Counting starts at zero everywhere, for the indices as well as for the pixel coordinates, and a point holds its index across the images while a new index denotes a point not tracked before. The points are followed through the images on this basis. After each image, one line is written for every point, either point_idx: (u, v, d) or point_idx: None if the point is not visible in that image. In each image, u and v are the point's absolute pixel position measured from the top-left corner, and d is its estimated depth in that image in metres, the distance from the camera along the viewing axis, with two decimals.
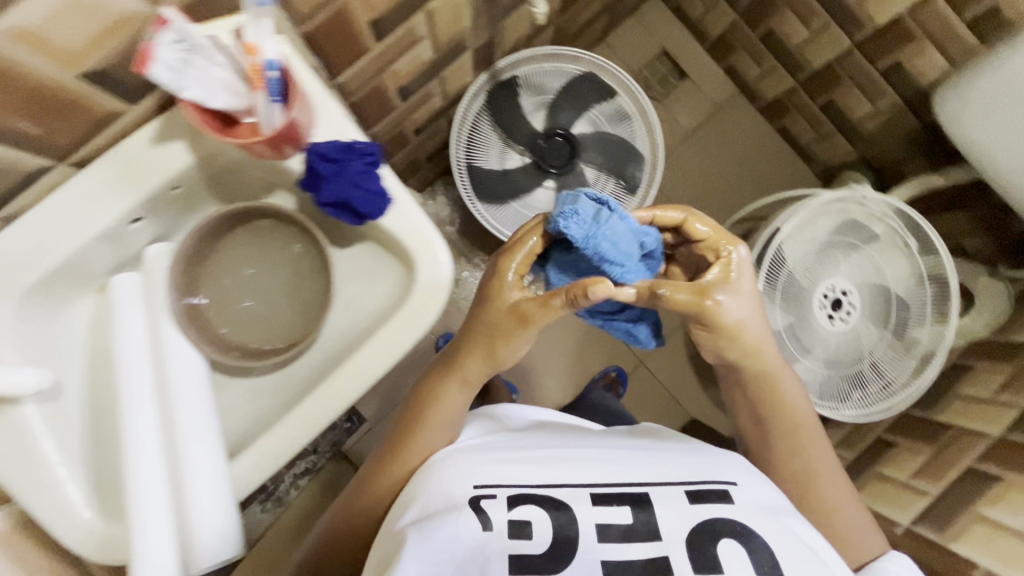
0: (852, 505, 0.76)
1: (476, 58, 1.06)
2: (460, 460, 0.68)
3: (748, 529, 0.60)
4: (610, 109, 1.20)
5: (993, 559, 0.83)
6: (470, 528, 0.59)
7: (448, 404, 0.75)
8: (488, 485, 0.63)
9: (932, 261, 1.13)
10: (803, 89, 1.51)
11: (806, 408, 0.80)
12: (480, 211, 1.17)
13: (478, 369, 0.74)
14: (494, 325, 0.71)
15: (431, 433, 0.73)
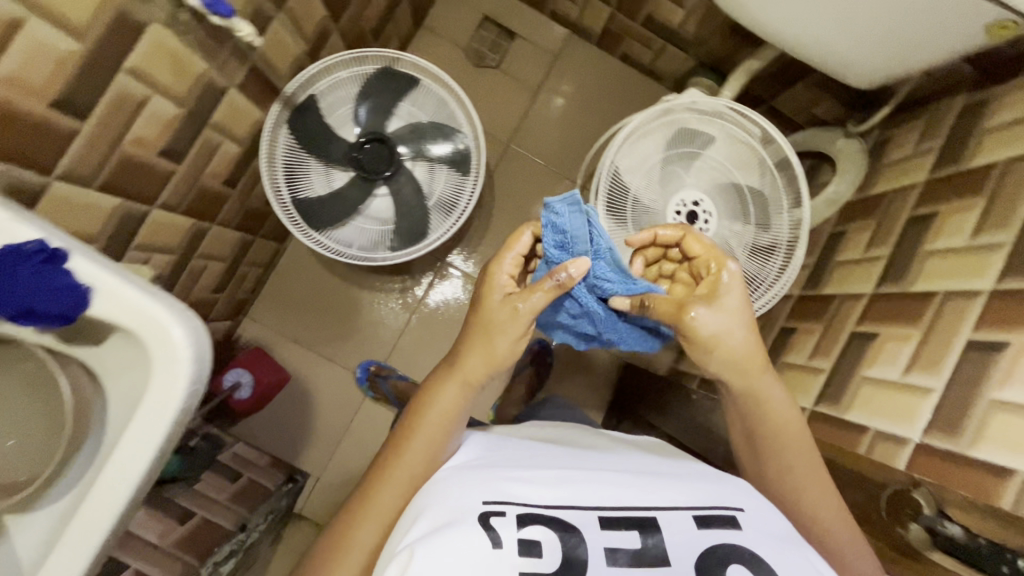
0: (834, 513, 0.72)
1: (252, 94, 1.01)
2: (472, 473, 0.67)
3: (748, 552, 0.62)
4: (420, 99, 1.16)
5: (879, 417, 0.84)
6: (484, 546, 0.58)
7: (448, 402, 0.76)
8: (498, 501, 0.63)
9: (772, 148, 1.12)
10: (620, 14, 1.50)
11: (804, 432, 0.78)
12: (319, 241, 1.12)
13: (483, 363, 0.75)
14: (493, 319, 0.74)
15: (434, 430, 0.74)
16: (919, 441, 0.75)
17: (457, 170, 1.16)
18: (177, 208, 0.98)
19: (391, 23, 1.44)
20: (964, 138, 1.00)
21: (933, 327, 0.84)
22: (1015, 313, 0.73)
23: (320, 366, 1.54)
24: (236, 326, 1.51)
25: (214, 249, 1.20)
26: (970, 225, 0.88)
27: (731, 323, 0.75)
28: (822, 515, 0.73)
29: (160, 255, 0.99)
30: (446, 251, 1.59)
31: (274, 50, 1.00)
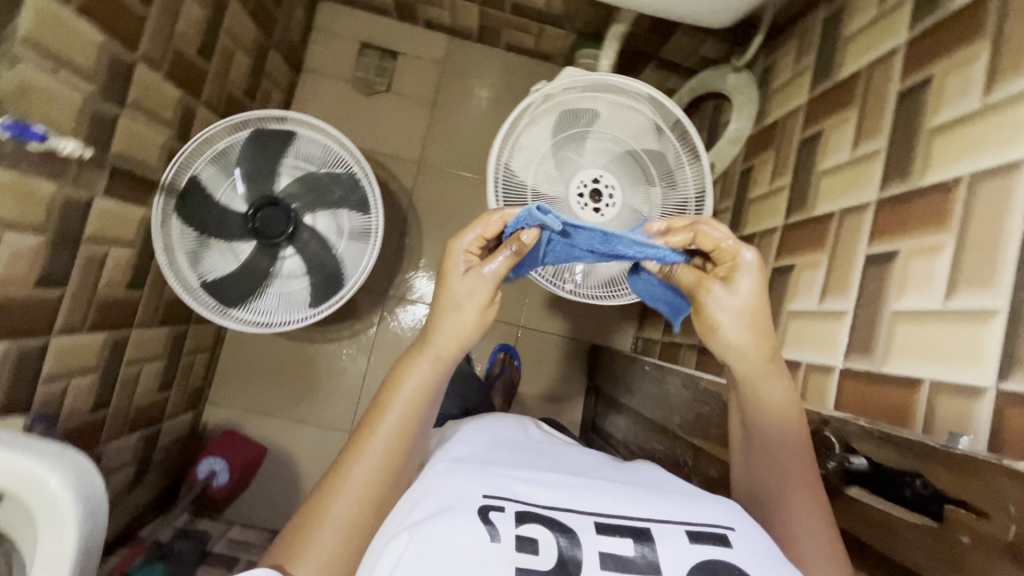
0: (812, 512, 0.58)
1: (124, 195, 0.99)
2: (470, 464, 0.57)
3: (746, 570, 0.48)
4: (301, 151, 1.14)
5: (807, 350, 0.84)
6: (479, 540, 0.47)
7: (424, 377, 0.63)
8: (500, 495, 0.52)
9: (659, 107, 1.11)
10: (488, 8, 1.46)
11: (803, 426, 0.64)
12: (239, 318, 1.10)
13: (455, 334, 0.64)
14: (457, 297, 0.64)
15: (410, 409, 0.62)
16: (841, 366, 0.75)
17: (358, 211, 1.15)
18: (79, 329, 0.96)
19: (264, 78, 1.41)
20: (831, 50, 0.98)
21: (836, 248, 0.83)
22: (899, 220, 0.72)
23: (292, 431, 1.53)
24: (199, 415, 1.50)
25: (143, 352, 1.19)
26: (849, 138, 0.87)
27: (742, 311, 0.64)
28: (796, 520, 0.58)
29: (78, 378, 0.98)
30: (386, 285, 1.58)
31: (133, 145, 0.98)
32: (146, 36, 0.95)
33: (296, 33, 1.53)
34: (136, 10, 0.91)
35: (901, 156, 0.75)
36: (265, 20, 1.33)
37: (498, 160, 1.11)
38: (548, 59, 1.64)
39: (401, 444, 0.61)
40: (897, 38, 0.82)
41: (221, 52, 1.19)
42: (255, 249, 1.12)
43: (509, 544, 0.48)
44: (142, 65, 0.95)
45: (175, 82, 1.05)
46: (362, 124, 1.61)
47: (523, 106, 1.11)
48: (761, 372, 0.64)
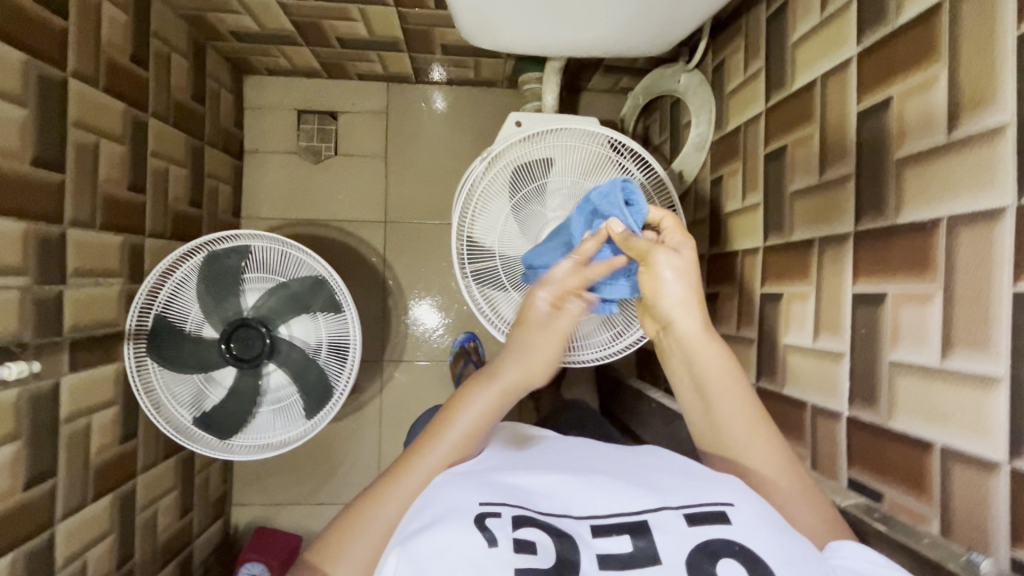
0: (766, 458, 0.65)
1: (92, 361, 0.97)
2: (471, 474, 0.54)
3: (748, 547, 0.46)
4: (256, 264, 1.11)
5: (811, 391, 0.81)
6: (475, 547, 0.44)
7: (486, 405, 0.68)
8: (497, 500, 0.49)
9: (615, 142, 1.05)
10: (417, 54, 1.38)
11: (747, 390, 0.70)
12: (239, 445, 1.09)
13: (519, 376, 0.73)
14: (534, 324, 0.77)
15: (476, 426, 0.65)
16: (848, 415, 0.73)
17: (331, 312, 1.12)
18: (84, 503, 0.96)
19: (207, 178, 1.35)
20: (781, 55, 0.92)
21: (820, 281, 0.79)
22: (881, 260, 0.68)
23: (321, 513, 1.53)
24: (228, 520, 1.51)
25: (155, 489, 1.18)
26: (815, 159, 0.82)
27: (682, 273, 0.71)
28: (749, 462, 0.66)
29: (93, 549, 0.98)
30: (380, 351, 1.56)
31: (85, 311, 0.95)
32: (69, 200, 0.90)
33: (230, 119, 1.46)
34: (50, 180, 0.86)
35: (872, 189, 0.71)
36: (192, 123, 1.27)
37: (460, 233, 1.06)
38: (493, 84, 1.57)
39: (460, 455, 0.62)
40: (846, 50, 0.76)
41: (155, 176, 1.14)
42: (238, 372, 1.10)
43: (507, 549, 0.45)
44: (73, 230, 0.91)
45: (114, 229, 1.01)
46: (318, 194, 1.55)
47: (472, 173, 1.06)
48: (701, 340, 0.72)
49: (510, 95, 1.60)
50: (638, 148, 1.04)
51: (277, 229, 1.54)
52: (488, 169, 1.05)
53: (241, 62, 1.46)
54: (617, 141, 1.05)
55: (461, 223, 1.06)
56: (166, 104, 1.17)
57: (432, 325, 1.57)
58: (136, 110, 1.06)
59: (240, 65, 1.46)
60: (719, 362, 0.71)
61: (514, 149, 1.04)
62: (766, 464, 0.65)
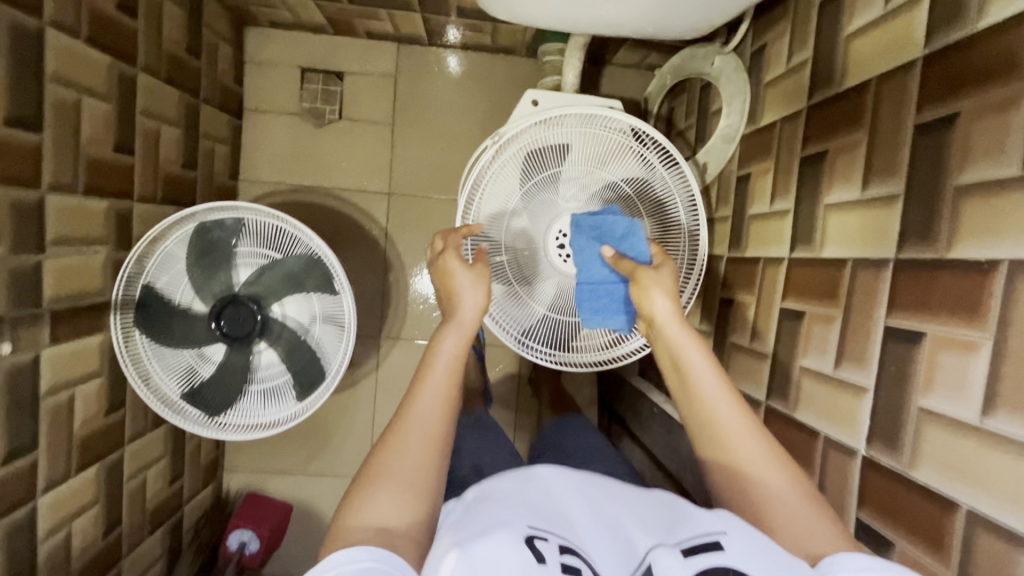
0: (757, 447, 0.66)
1: (75, 332, 0.93)
2: (520, 489, 0.53)
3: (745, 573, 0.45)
4: (250, 238, 1.06)
5: (826, 421, 0.76)
6: (526, 566, 0.43)
7: (458, 341, 0.74)
8: (546, 526, 0.48)
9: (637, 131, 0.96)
10: (431, 15, 1.28)
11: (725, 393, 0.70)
12: (225, 425, 1.06)
13: (473, 306, 0.78)
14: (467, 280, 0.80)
15: (455, 359, 0.72)
16: (864, 455, 0.68)
17: (326, 293, 1.08)
18: (67, 475, 0.94)
19: (203, 138, 1.28)
20: (831, 48, 0.83)
21: (849, 307, 0.73)
22: (924, 296, 0.62)
23: (312, 484, 1.54)
24: (219, 484, 1.52)
25: (145, 457, 1.17)
26: (858, 172, 0.74)
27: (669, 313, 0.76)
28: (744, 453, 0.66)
29: (79, 517, 0.97)
30: (378, 327, 1.51)
31: (68, 279, 0.91)
32: (48, 163, 0.84)
33: (229, 73, 1.37)
34: (25, 141, 0.80)
35: (922, 214, 0.63)
36: (188, 79, 1.19)
37: (466, 219, 0.99)
38: (511, 51, 1.46)
39: (454, 383, 0.70)
40: (912, 50, 0.67)
41: (145, 136, 1.06)
42: (228, 349, 1.07)
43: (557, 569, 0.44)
44: (52, 195, 0.86)
45: (99, 194, 0.95)
46: (320, 160, 1.48)
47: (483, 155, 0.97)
48: (682, 339, 0.74)
49: (528, 65, 1.49)
50: (661, 138, 0.96)
51: (275, 194, 1.48)
52: (497, 152, 0.96)
53: (243, 12, 1.36)
54: (640, 130, 0.97)
55: (467, 210, 0.99)
56: (158, 58, 1.09)
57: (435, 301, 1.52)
58: (123, 63, 0.99)
59: (242, 14, 1.36)
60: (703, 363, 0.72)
61: (527, 132, 0.95)
62: (761, 456, 0.65)
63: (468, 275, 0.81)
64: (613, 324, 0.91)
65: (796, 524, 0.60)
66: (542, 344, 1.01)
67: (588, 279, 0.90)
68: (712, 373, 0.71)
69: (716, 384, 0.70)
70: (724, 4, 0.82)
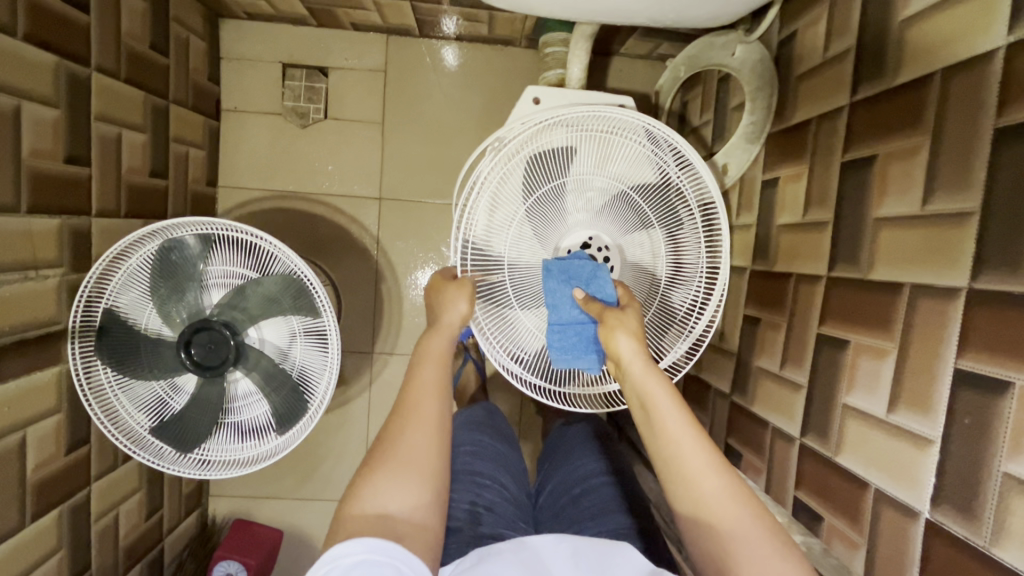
0: (728, 495, 0.57)
1: (22, 369, 0.84)
2: (516, 554, 0.56)
3: None
4: (222, 255, 0.95)
5: (877, 471, 0.66)
6: None
7: (446, 340, 0.77)
8: None
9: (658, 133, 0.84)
10: (422, 4, 1.17)
11: (693, 433, 0.61)
12: (199, 463, 0.97)
13: (460, 313, 0.80)
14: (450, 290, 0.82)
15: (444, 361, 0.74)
16: (927, 517, 0.58)
17: (307, 316, 0.97)
18: (22, 524, 0.85)
19: (175, 143, 1.17)
20: (880, 36, 0.71)
21: (907, 342, 0.62)
22: (1009, 339, 0.51)
23: (304, 509, 1.45)
24: (205, 510, 1.43)
25: (116, 493, 1.08)
26: (917, 183, 0.63)
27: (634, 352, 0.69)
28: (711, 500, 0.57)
29: (39, 568, 0.89)
30: (370, 342, 1.41)
31: (12, 310, 0.81)
32: None
33: (202, 70, 1.26)
34: None
35: (1007, 239, 0.53)
36: (154, 79, 1.08)
37: (460, 230, 0.86)
38: (510, 42, 1.35)
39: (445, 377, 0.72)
40: (992, 39, 0.56)
41: (102, 145, 0.96)
42: (200, 379, 0.96)
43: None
44: None
45: (47, 211, 0.85)
46: (304, 164, 1.37)
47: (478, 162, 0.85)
48: (645, 375, 0.66)
49: (528, 58, 1.38)
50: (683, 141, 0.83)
51: (258, 201, 1.37)
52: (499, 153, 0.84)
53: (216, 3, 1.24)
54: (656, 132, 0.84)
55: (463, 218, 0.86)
56: (116, 58, 0.98)
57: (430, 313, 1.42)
58: (74, 64, 0.88)
59: (215, 6, 1.25)
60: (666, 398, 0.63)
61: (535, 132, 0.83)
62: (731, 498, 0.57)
63: (451, 287, 0.82)
64: (584, 366, 0.83)
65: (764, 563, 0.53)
66: (538, 373, 0.91)
67: (557, 320, 0.83)
68: (675, 408, 0.62)
69: (679, 418, 0.62)
70: None
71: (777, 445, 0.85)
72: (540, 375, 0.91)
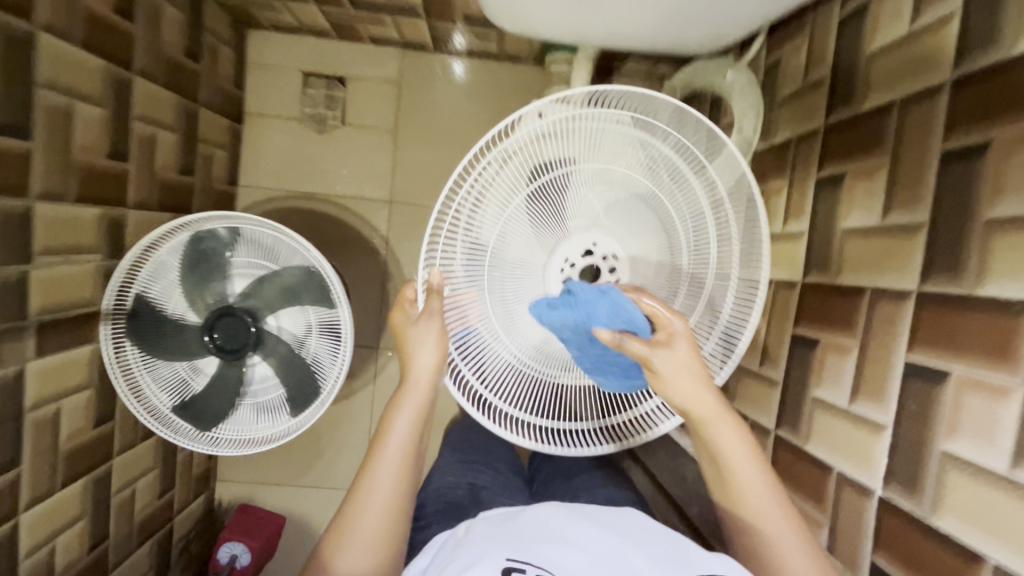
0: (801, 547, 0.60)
1: (66, 343, 0.91)
2: (508, 532, 0.53)
3: None
4: (246, 248, 1.02)
5: (839, 456, 0.73)
6: None
7: (412, 414, 0.72)
8: (525, 557, 0.50)
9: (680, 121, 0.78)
10: (437, 22, 1.26)
11: (762, 484, 0.64)
12: (217, 441, 1.04)
13: (430, 364, 0.75)
14: (415, 340, 0.76)
15: (408, 437, 0.71)
16: (880, 495, 0.65)
17: (323, 307, 1.05)
18: (52, 490, 0.91)
19: (202, 143, 1.25)
20: (851, 67, 0.80)
21: (866, 340, 0.70)
22: (948, 334, 0.59)
23: (305, 496, 1.51)
24: (211, 494, 1.49)
25: (133, 470, 1.14)
26: (878, 199, 0.71)
27: (684, 369, 0.66)
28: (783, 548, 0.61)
29: (64, 532, 0.95)
30: (376, 337, 1.48)
31: (58, 290, 0.88)
32: (38, 172, 0.82)
33: (229, 76, 1.35)
34: (16, 148, 0.78)
35: (949, 247, 0.60)
36: (186, 83, 1.16)
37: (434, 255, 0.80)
38: (518, 59, 1.43)
39: (410, 451, 0.70)
40: (940, 75, 0.64)
41: (140, 142, 1.04)
42: (221, 362, 1.04)
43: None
44: (42, 204, 0.83)
45: (90, 201, 0.93)
46: (320, 166, 1.45)
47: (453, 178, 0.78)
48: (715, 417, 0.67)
49: (534, 74, 1.46)
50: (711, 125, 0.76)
51: (275, 200, 1.45)
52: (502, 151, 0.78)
53: (245, 14, 1.33)
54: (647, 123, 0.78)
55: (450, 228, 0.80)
56: (155, 63, 1.06)
57: None
58: (119, 68, 0.96)
59: (243, 17, 1.34)
60: (725, 420, 0.66)
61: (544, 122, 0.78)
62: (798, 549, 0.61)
63: (424, 328, 0.76)
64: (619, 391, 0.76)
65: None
66: (521, 408, 0.85)
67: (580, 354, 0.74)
68: (748, 456, 0.65)
69: (753, 468, 0.65)
70: (734, 25, 0.79)
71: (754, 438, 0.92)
72: (525, 411, 0.85)
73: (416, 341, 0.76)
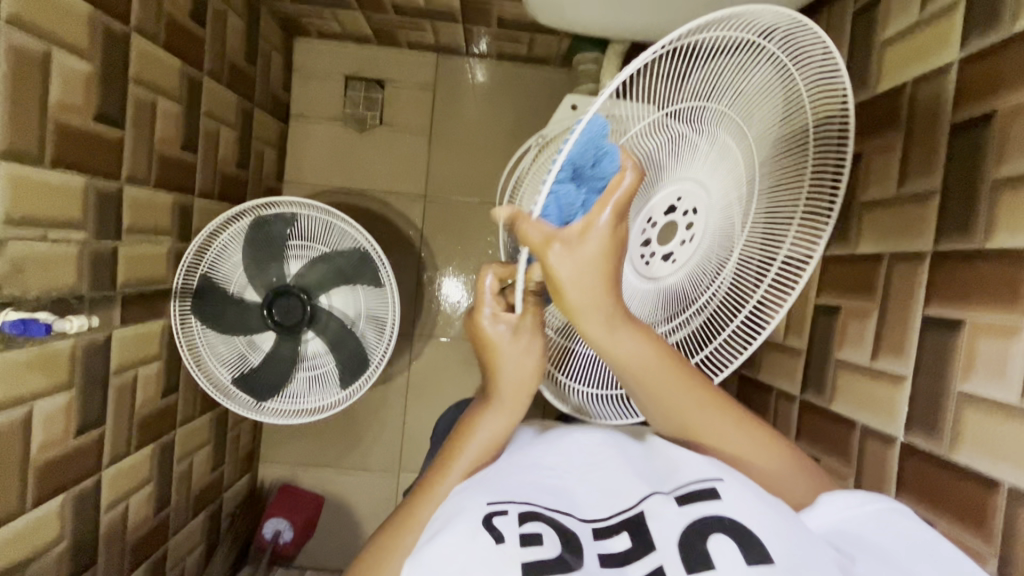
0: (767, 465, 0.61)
1: (142, 314, 1.00)
2: (486, 476, 0.55)
3: (742, 521, 0.47)
4: (303, 230, 1.10)
5: (862, 411, 0.78)
6: (484, 543, 0.47)
7: (498, 430, 0.60)
8: (506, 499, 0.51)
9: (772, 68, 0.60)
10: (472, 25, 1.35)
11: (730, 443, 0.61)
12: (271, 412, 1.11)
13: (524, 377, 0.59)
14: (511, 352, 0.57)
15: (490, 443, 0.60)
16: (902, 440, 0.71)
17: (372, 286, 1.13)
18: (128, 452, 0.99)
19: (255, 141, 1.35)
20: (868, 52, 0.85)
21: (887, 300, 0.76)
22: (961, 286, 0.65)
23: (344, 478, 1.57)
24: (254, 476, 1.56)
25: (191, 443, 1.22)
26: (893, 175, 0.77)
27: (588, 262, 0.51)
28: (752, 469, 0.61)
29: (136, 493, 1.02)
30: (411, 325, 1.55)
31: (138, 266, 0.98)
32: (127, 158, 0.92)
33: (278, 80, 1.46)
34: (112, 136, 0.88)
35: (960, 209, 0.66)
36: (244, 84, 1.27)
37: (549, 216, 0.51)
38: (545, 62, 1.51)
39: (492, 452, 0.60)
40: (949, 54, 0.70)
41: (206, 137, 1.15)
42: (278, 336, 1.12)
43: (514, 544, 0.47)
44: (129, 186, 0.93)
45: (166, 188, 1.03)
46: (360, 164, 1.54)
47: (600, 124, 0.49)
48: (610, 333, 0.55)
49: (561, 76, 1.54)
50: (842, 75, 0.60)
51: (318, 196, 1.55)
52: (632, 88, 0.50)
53: (293, 24, 1.44)
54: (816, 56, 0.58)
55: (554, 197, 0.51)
56: (221, 65, 1.17)
57: (456, 300, 1.55)
58: (191, 68, 1.06)
59: (292, 26, 1.45)
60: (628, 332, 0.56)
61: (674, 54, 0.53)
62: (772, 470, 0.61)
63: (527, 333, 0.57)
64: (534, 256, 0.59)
65: (736, 445, 0.61)
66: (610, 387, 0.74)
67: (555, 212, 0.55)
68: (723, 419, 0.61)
69: (726, 421, 0.61)
70: None
71: (780, 404, 0.97)
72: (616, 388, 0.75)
73: (509, 360, 0.58)
